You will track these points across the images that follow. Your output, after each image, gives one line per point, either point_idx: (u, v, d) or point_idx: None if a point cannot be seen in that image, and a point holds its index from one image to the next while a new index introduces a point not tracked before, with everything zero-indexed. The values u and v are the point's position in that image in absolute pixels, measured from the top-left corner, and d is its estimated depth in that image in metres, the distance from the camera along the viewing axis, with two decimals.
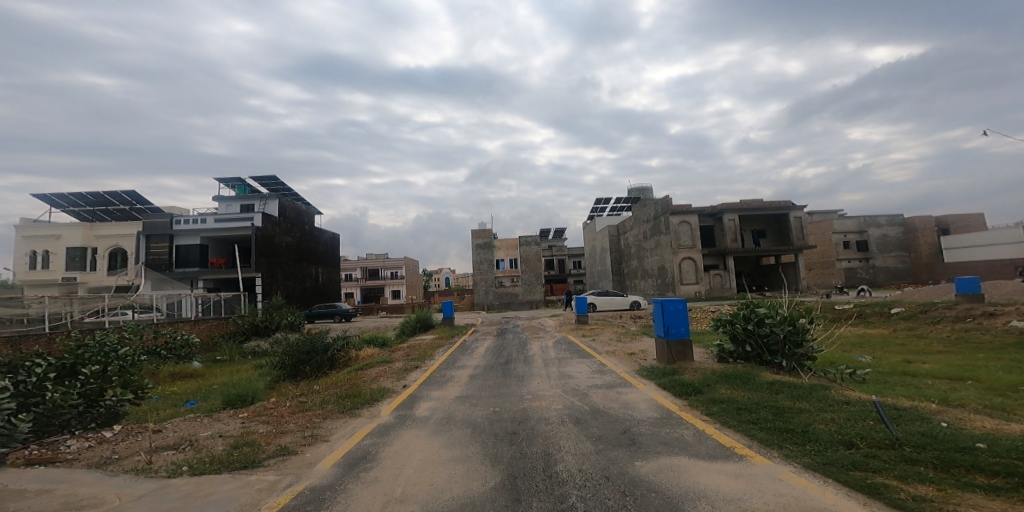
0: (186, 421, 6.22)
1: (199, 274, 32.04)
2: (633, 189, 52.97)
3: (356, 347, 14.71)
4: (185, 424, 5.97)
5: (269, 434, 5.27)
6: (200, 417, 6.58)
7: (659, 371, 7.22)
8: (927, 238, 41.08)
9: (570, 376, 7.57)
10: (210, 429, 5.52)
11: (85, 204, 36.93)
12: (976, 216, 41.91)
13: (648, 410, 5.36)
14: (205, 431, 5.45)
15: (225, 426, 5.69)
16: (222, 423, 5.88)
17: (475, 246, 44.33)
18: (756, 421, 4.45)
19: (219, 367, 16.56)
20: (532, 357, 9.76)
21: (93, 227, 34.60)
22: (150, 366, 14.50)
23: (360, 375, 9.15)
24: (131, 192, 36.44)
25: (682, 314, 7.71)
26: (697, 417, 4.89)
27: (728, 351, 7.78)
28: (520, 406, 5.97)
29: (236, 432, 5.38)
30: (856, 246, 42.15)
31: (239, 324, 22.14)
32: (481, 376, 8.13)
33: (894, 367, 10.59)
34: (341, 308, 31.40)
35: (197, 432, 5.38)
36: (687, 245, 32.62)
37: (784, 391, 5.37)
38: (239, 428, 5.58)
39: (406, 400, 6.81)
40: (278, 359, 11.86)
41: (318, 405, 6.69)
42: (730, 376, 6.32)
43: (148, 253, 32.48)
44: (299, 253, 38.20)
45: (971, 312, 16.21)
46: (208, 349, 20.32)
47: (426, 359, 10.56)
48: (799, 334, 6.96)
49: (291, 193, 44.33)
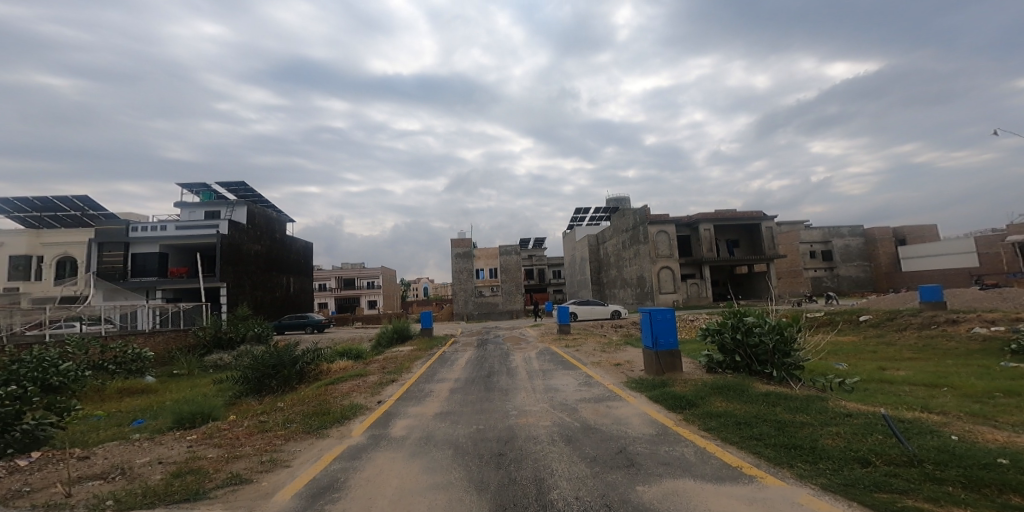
0: (120, 445, 5.52)
1: (157, 284, 30.30)
2: (610, 199, 53.59)
3: (328, 359, 13.96)
4: (119, 449, 5.26)
5: (220, 459, 4.68)
6: (141, 440, 5.87)
7: (649, 383, 6.94)
8: (886, 248, 42.93)
9: (556, 389, 7.21)
10: (149, 455, 4.88)
11: (32, 209, 34.61)
12: (929, 226, 44.26)
13: (642, 426, 5.05)
14: (143, 457, 4.80)
15: (168, 451, 5.05)
16: (164, 447, 5.22)
17: (453, 254, 43.71)
18: (760, 435, 4.21)
19: (176, 382, 15.45)
20: (516, 369, 9.34)
21: (41, 234, 32.35)
22: (94, 383, 13.35)
23: (330, 390, 8.53)
24: (84, 197, 34.36)
25: (671, 323, 7.49)
26: (696, 433, 4.61)
27: (716, 361, 7.59)
28: (506, 423, 5.56)
29: (180, 457, 4.76)
30: (822, 256, 43.87)
31: (200, 337, 20.86)
32: (463, 390, 7.68)
33: (872, 375, 10.67)
34: (312, 318, 30.22)
35: (133, 459, 4.73)
36: (664, 254, 32.99)
37: (781, 403, 5.18)
38: (187, 452, 4.98)
39: (381, 417, 6.31)
40: (240, 373, 11.09)
41: (281, 425, 6.09)
42: (723, 388, 6.09)
43: (102, 262, 30.57)
44: (268, 262, 36.75)
45: (936, 318, 16.73)
46: (164, 364, 19.01)
47: (403, 372, 10.02)
48: (789, 343, 6.83)
49: (261, 199, 42.81)
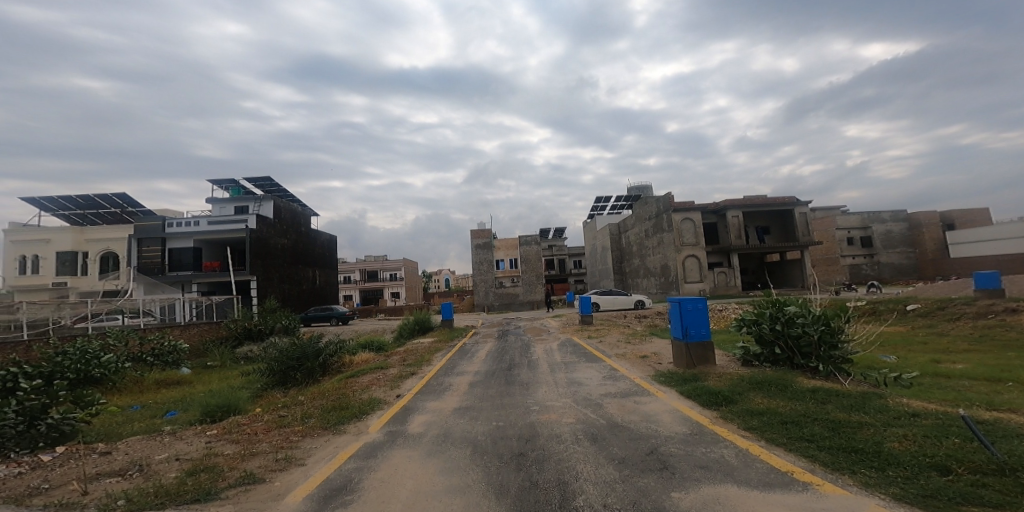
0: (142, 440, 5.48)
1: (193, 278, 31.34)
2: (633, 187, 52.40)
3: (351, 351, 13.99)
4: (141, 443, 5.23)
5: (235, 457, 4.55)
6: (163, 434, 5.84)
7: (679, 377, 6.51)
8: (932, 234, 40.50)
9: (580, 383, 6.86)
10: (167, 450, 4.80)
11: (75, 207, 36.18)
12: (980, 210, 41.52)
13: (675, 424, 4.67)
14: (161, 453, 4.73)
15: (186, 447, 4.96)
16: (182, 443, 5.14)
17: (474, 246, 43.58)
18: (811, 437, 3.78)
19: (208, 373, 15.82)
20: (537, 362, 9.01)
21: (84, 230, 33.81)
22: (133, 373, 13.74)
23: (351, 383, 8.43)
24: (122, 194, 35.72)
25: (703, 313, 7.03)
26: (735, 433, 4.21)
27: (753, 353, 7.08)
28: (528, 419, 5.26)
29: (197, 454, 4.66)
30: (861, 242, 41.78)
31: (231, 329, 21.34)
32: (483, 384, 7.41)
33: (922, 367, 9.91)
34: (337, 310, 30.67)
35: (151, 455, 4.66)
36: (691, 242, 31.95)
37: (830, 401, 4.71)
38: (205, 448, 4.87)
39: (399, 413, 6.10)
40: (267, 366, 11.19)
41: (299, 420, 5.95)
42: (763, 383, 5.61)
43: (140, 257, 31.76)
44: (295, 255, 37.50)
45: (992, 308, 15.56)
46: (198, 355, 19.55)
47: (423, 364, 9.85)
48: (836, 335, 6.27)
49: (287, 194, 43.64)
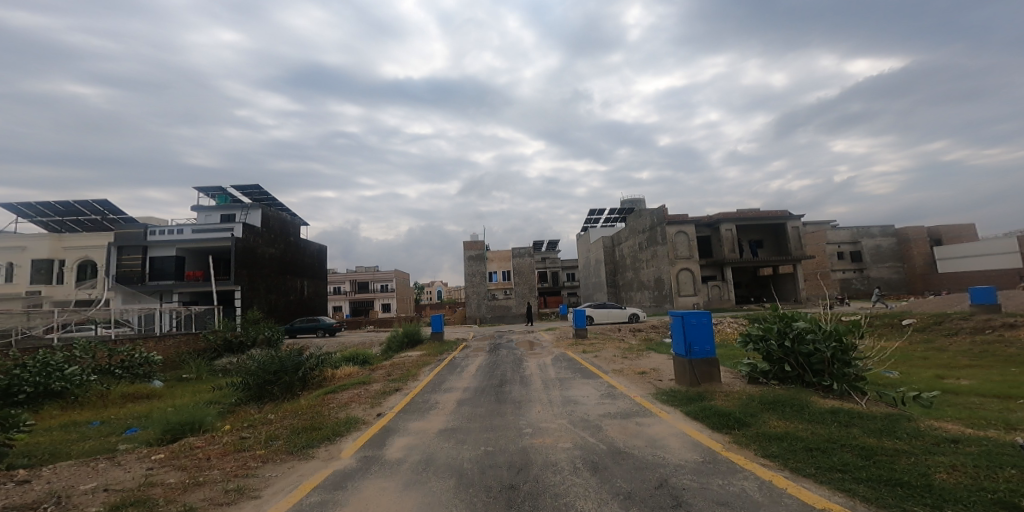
0: (75, 465, 4.85)
1: (174, 287, 30.43)
2: (625, 200, 52.42)
3: (334, 365, 13.35)
4: (72, 470, 4.61)
5: (176, 488, 3.97)
6: (99, 459, 5.18)
7: (682, 396, 6.04)
8: (921, 249, 40.78)
9: (576, 402, 6.36)
10: (98, 480, 4.20)
11: (54, 214, 35.15)
12: (967, 226, 41.99)
13: (685, 450, 4.19)
14: (91, 482, 4.13)
15: (122, 475, 4.36)
16: (119, 471, 4.51)
17: (466, 257, 43.06)
18: (844, 465, 3.33)
19: (182, 387, 15.02)
20: (530, 378, 8.48)
21: (62, 238, 32.77)
22: (99, 387, 12.98)
23: (328, 400, 7.82)
24: (104, 201, 34.82)
25: (707, 329, 6.60)
26: (754, 461, 3.73)
27: (760, 371, 6.65)
28: (519, 444, 4.74)
29: (132, 484, 4.07)
30: (851, 257, 41.95)
31: (210, 341, 20.49)
32: (471, 402, 6.87)
33: (928, 384, 9.56)
34: (324, 322, 29.83)
35: (78, 485, 4.06)
36: (685, 255, 31.74)
37: (854, 423, 4.26)
38: (143, 478, 4.27)
39: (377, 435, 5.54)
40: (241, 380, 10.55)
41: (262, 442, 5.35)
42: (776, 403, 5.16)
43: (120, 265, 30.78)
44: (282, 265, 36.66)
45: (990, 322, 15.38)
46: (174, 368, 18.70)
47: (409, 379, 9.26)
48: (849, 352, 5.88)
49: (275, 203, 42.92)
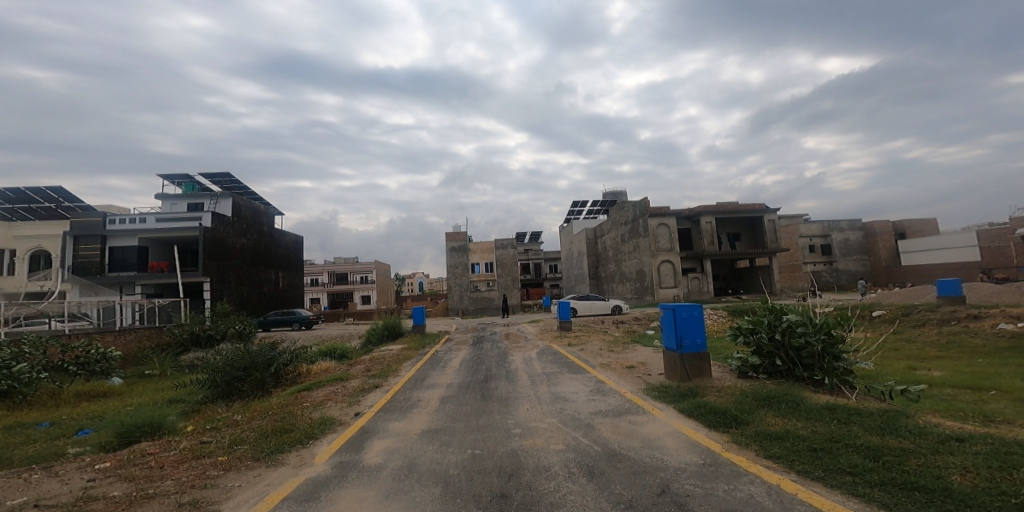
0: (5, 477, 4.35)
1: (136, 278, 29.00)
2: (606, 192, 52.62)
3: (310, 360, 12.85)
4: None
5: (121, 503, 3.57)
6: (36, 469, 4.69)
7: (674, 392, 5.88)
8: (886, 242, 42.26)
9: (566, 399, 6.13)
10: (31, 496, 3.77)
11: (4, 201, 33.00)
12: (929, 220, 43.69)
13: (684, 451, 4.00)
14: (21, 499, 3.71)
15: (58, 491, 3.90)
16: (54, 485, 4.05)
17: (447, 249, 42.47)
18: (854, 466, 3.17)
19: (143, 384, 14.23)
20: (516, 373, 8.21)
21: (12, 226, 30.76)
22: (51, 385, 12.15)
23: (302, 399, 7.39)
24: (59, 188, 32.84)
25: (698, 322, 6.44)
26: (758, 463, 3.56)
27: (750, 364, 6.55)
28: (508, 446, 4.47)
29: (68, 501, 3.64)
30: (821, 250, 43.13)
31: (176, 335, 19.51)
32: (456, 400, 6.58)
33: (903, 375, 9.73)
34: (299, 314, 28.90)
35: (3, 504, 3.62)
36: (665, 248, 31.99)
37: (853, 420, 4.14)
38: (83, 492, 3.85)
39: (354, 437, 5.19)
40: (208, 377, 10.01)
41: (224, 448, 4.92)
42: (771, 399, 5.02)
43: (77, 256, 29.13)
44: (255, 256, 35.39)
45: (956, 314, 15.90)
46: (136, 363, 17.75)
47: (389, 375, 8.87)
48: (839, 344, 5.81)
49: (247, 192, 41.34)
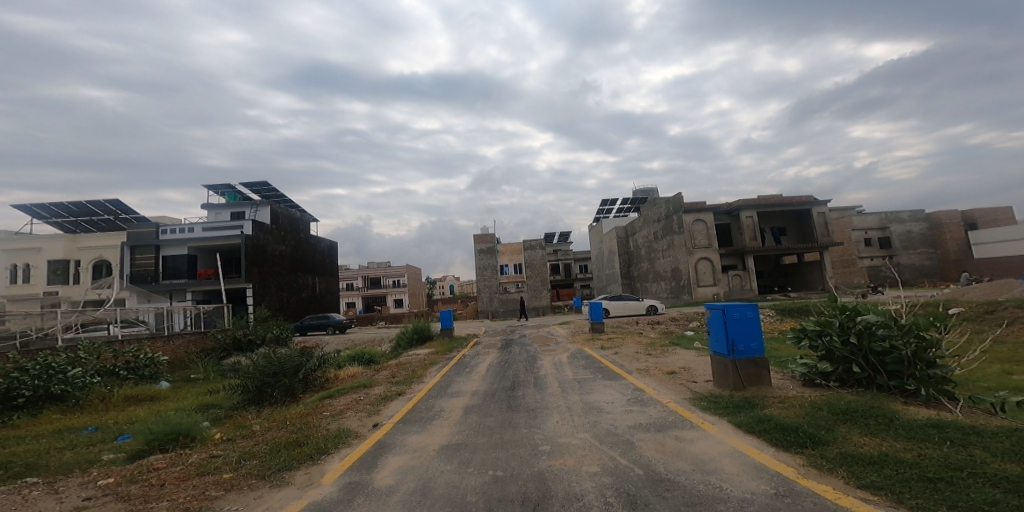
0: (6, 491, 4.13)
1: (187, 286, 30.40)
2: (638, 189, 51.02)
3: (339, 365, 12.71)
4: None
5: None
6: (42, 483, 4.47)
7: (727, 403, 5.12)
8: (954, 233, 38.76)
9: (601, 410, 5.46)
10: None
11: (68, 215, 35.36)
12: (1004, 208, 39.73)
13: (751, 478, 3.28)
14: None
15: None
16: (47, 503, 3.76)
17: (478, 251, 42.22)
18: (994, 501, 2.49)
19: (186, 388, 14.56)
20: (546, 379, 7.60)
21: (76, 238, 32.89)
22: (102, 389, 12.55)
23: (323, 407, 7.08)
24: (115, 201, 34.92)
25: (753, 323, 5.66)
26: (851, 494, 2.87)
27: (819, 371, 5.70)
28: (536, 467, 3.89)
29: None
30: (878, 243, 39.97)
31: (219, 339, 20.06)
32: (480, 409, 6.06)
33: (994, 381, 8.41)
34: (333, 319, 29.41)
35: None
36: (704, 244, 30.43)
37: (973, 443, 3.39)
38: None
39: (368, 453, 4.75)
40: (239, 383, 9.94)
41: (231, 464, 4.60)
42: (852, 414, 4.23)
43: (133, 265, 30.78)
44: (293, 262, 36.38)
45: None
46: (182, 367, 18.35)
47: (413, 382, 8.46)
48: (931, 348, 4.93)
49: (284, 199, 42.67)
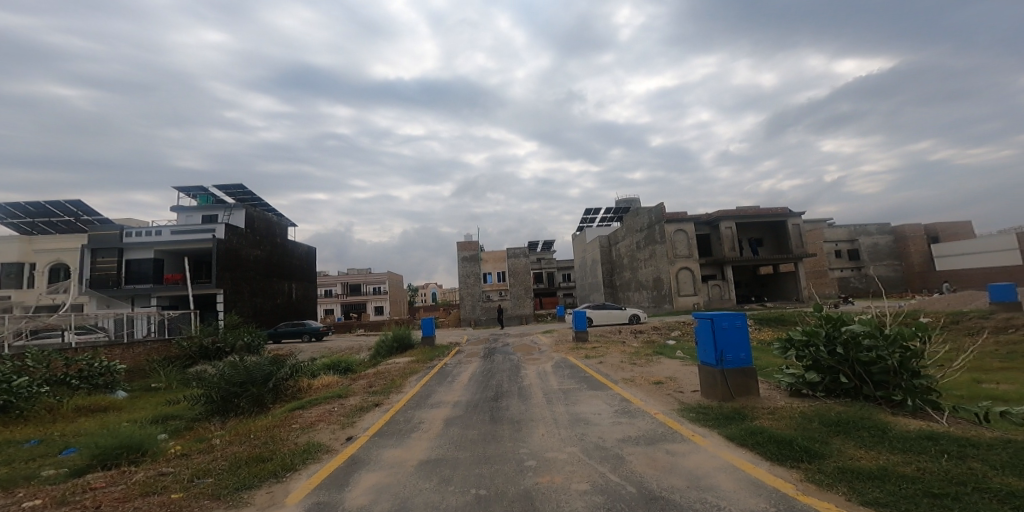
0: None
1: (153, 290, 29.09)
2: (620, 199, 51.58)
3: (313, 374, 12.20)
4: None
5: None
6: None
7: (717, 414, 4.97)
8: (918, 246, 40.31)
9: (589, 422, 5.24)
10: None
11: (26, 215, 33.56)
12: (964, 223, 41.59)
13: (748, 495, 3.11)
14: None
15: None
16: None
17: (459, 258, 41.81)
18: None
19: (147, 398, 13.76)
20: (530, 389, 7.36)
21: (33, 240, 31.19)
22: (52, 399, 11.72)
23: (292, 419, 6.66)
24: (77, 202, 33.36)
25: (741, 333, 5.56)
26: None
27: (806, 382, 5.62)
28: (522, 485, 3.64)
29: None
30: (848, 255, 41.24)
31: (184, 347, 19.15)
32: (461, 421, 5.77)
33: (968, 389, 8.52)
34: (309, 326, 28.53)
35: None
36: (684, 254, 30.80)
37: (969, 456, 3.30)
38: None
39: (338, 469, 4.40)
40: (203, 393, 9.39)
41: (183, 482, 4.20)
42: (844, 425, 4.13)
43: (95, 269, 29.31)
44: (268, 267, 35.28)
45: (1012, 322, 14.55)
46: (142, 376, 17.38)
47: (391, 392, 8.09)
48: (916, 359, 4.91)
49: (260, 203, 41.52)
